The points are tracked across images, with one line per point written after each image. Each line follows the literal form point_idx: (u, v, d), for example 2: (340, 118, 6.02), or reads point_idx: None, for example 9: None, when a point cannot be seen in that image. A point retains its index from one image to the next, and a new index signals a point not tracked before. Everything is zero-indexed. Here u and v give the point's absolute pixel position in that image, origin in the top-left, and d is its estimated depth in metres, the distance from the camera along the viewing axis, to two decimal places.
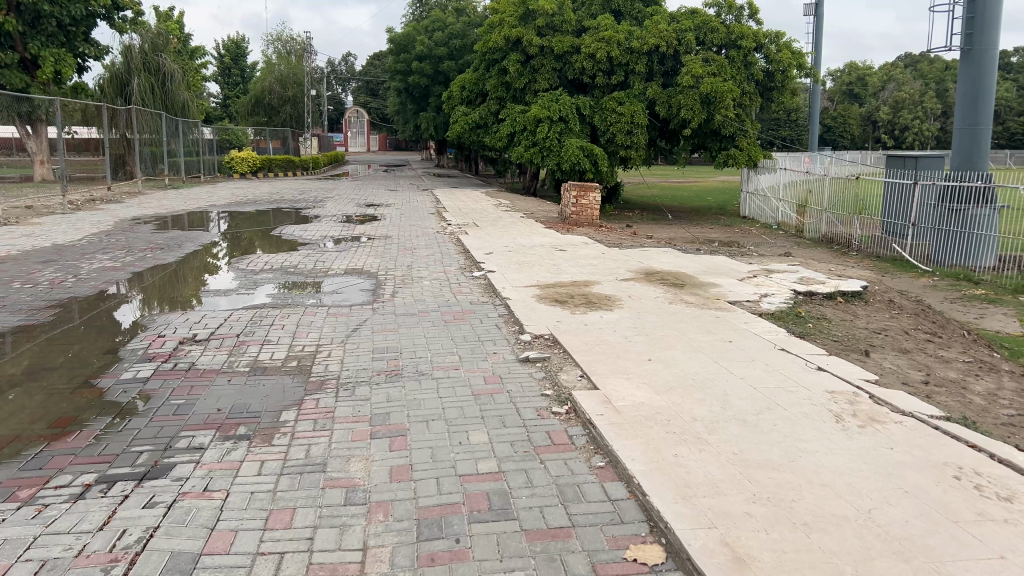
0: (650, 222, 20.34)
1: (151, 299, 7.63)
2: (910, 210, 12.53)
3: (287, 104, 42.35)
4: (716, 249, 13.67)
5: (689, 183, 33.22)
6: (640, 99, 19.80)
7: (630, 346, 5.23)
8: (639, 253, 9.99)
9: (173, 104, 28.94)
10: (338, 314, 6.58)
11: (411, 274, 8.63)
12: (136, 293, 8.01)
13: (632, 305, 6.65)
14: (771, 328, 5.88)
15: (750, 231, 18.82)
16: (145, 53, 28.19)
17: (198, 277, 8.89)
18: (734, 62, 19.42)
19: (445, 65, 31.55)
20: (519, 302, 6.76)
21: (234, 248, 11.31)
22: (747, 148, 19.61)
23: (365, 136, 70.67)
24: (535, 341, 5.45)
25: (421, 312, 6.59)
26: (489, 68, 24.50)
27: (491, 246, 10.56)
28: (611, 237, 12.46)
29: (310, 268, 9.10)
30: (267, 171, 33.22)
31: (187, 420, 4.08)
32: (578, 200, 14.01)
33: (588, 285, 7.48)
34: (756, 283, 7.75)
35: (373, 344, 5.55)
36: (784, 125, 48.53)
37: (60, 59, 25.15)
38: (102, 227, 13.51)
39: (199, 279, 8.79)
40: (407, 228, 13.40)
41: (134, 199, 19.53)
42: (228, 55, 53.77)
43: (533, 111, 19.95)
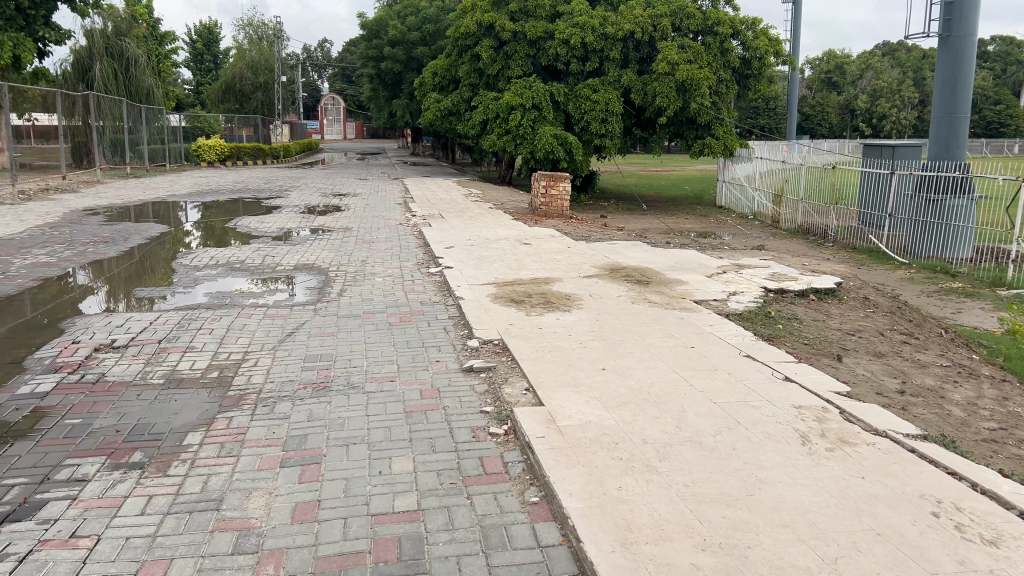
0: (624, 212, 19.92)
1: (117, 292, 7.53)
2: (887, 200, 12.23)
3: (259, 90, 41.54)
4: (689, 241, 13.30)
5: (666, 172, 32.91)
6: (615, 86, 19.37)
7: (584, 352, 4.81)
8: (607, 246, 9.59)
9: (137, 91, 28.06)
10: (276, 316, 6.12)
11: (364, 270, 8.17)
12: (102, 285, 7.90)
13: (591, 305, 6.23)
14: (738, 331, 5.49)
15: (725, 221, 18.48)
16: (108, 37, 27.37)
17: (164, 266, 8.73)
18: (711, 48, 19.02)
19: (418, 51, 30.92)
20: (472, 302, 6.33)
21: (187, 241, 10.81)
22: (724, 136, 19.26)
23: (341, 123, 69.81)
24: (482, 347, 5.02)
25: (366, 314, 6.15)
26: (461, 54, 23.93)
27: (454, 239, 10.10)
28: (581, 229, 12.04)
29: (258, 264, 8.61)
30: (236, 160, 32.48)
31: (77, 444, 3.60)
32: (548, 190, 13.55)
33: (548, 283, 7.06)
34: (725, 280, 7.36)
35: (306, 353, 5.10)
36: (763, 113, 48.35)
37: (18, 43, 24.15)
38: (49, 219, 12.92)
39: (165, 269, 8.64)
40: (370, 220, 12.92)
41: (92, 189, 18.86)
42: (200, 40, 52.76)
43: (506, 98, 19.45)
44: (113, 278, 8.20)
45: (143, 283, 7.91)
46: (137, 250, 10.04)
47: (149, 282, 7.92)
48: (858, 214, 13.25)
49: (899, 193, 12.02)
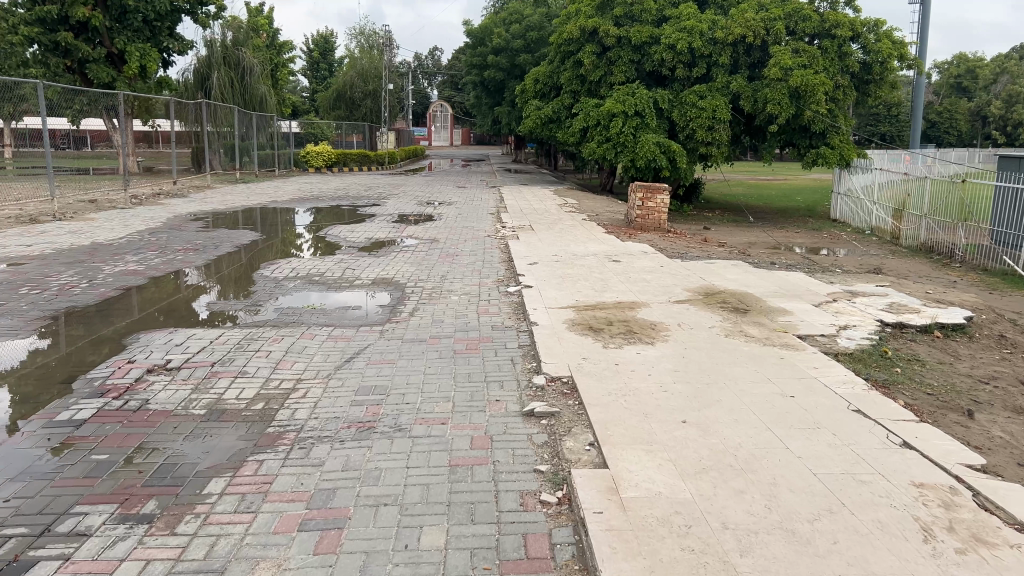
0: (730, 224, 19.00)
1: (229, 291, 7.87)
2: None
3: (369, 98, 42.29)
4: (797, 259, 12.34)
5: (778, 182, 31.41)
6: (722, 92, 18.45)
7: (664, 398, 4.23)
8: (703, 266, 8.89)
9: (251, 99, 28.88)
10: (339, 337, 5.80)
11: (441, 287, 7.81)
12: (214, 284, 8.25)
13: (679, 337, 5.62)
14: (845, 376, 4.78)
15: (839, 236, 17.28)
16: (226, 47, 28.39)
17: (262, 269, 8.95)
18: (828, 53, 17.84)
19: (521, 58, 30.74)
20: (546, 329, 5.83)
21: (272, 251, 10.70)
22: (839, 146, 18.02)
23: (448, 130, 70.71)
24: (548, 386, 4.51)
25: (432, 338, 5.74)
26: (563, 61, 23.48)
27: (540, 254, 9.62)
28: (678, 244, 11.35)
29: (335, 277, 8.37)
30: (342, 166, 33.03)
31: (94, 486, 3.32)
32: (645, 202, 12.91)
33: (633, 309, 6.47)
34: (834, 311, 6.58)
35: (362, 384, 4.72)
36: (884, 120, 45.77)
37: (145, 54, 25.27)
38: (152, 224, 13.22)
39: (264, 270, 8.87)
40: (459, 231, 12.63)
41: (201, 194, 19.42)
42: (317, 49, 54.50)
43: (607, 105, 18.87)
44: (222, 279, 8.53)
45: (223, 295, 7.70)
46: (220, 258, 9.93)
47: (229, 295, 7.71)
48: (990, 231, 12.00)
49: None
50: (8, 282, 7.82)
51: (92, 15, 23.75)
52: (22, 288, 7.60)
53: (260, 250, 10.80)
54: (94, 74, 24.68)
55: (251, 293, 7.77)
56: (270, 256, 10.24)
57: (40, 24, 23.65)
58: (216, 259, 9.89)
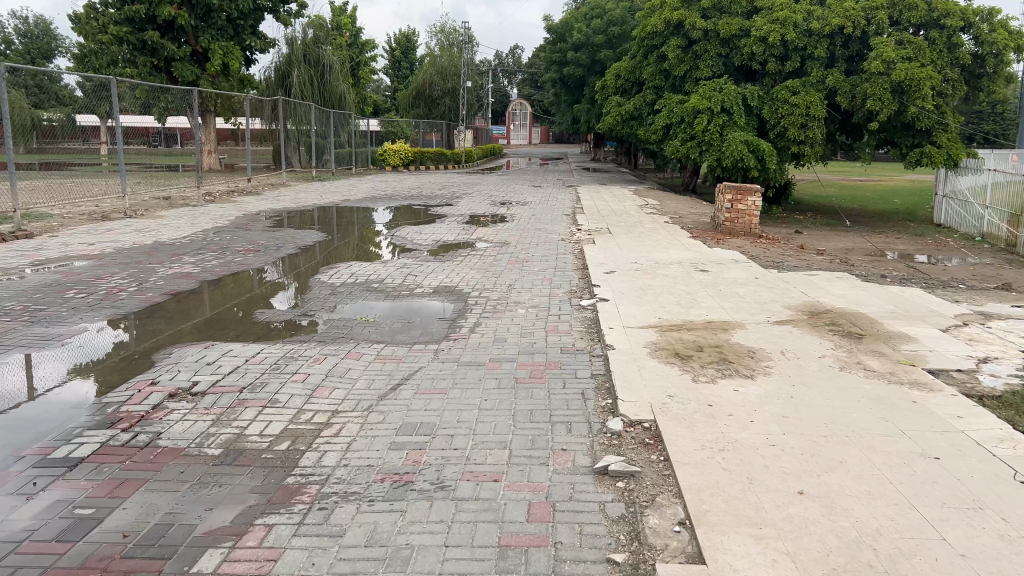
0: (823, 229, 17.71)
1: (303, 294, 7.49)
2: None
3: (447, 95, 41.97)
4: (904, 269, 11.14)
5: (873, 183, 29.54)
6: (817, 87, 17.14)
7: (773, 457, 3.40)
8: (803, 278, 7.91)
9: (330, 97, 28.79)
10: (388, 358, 5.12)
11: (509, 298, 7.12)
12: (289, 285, 7.90)
13: (784, 369, 4.75)
14: (1000, 427, 3.83)
15: (945, 242, 15.84)
16: (307, 45, 28.43)
17: (326, 271, 8.46)
18: (936, 44, 16.33)
19: (602, 54, 29.82)
20: (625, 355, 5.04)
21: (332, 254, 10.12)
22: (946, 144, 16.40)
23: (527, 128, 70.04)
24: (625, 433, 3.74)
25: (492, 362, 5.01)
26: (646, 56, 22.49)
27: (618, 262, 8.80)
28: (772, 252, 10.35)
29: (395, 284, 7.74)
30: (418, 165, 32.70)
31: (66, 555, 2.72)
32: (734, 204, 11.90)
33: (725, 332, 5.62)
34: (969, 338, 5.57)
35: (404, 420, 4.02)
36: (989, 118, 42.83)
37: (228, 52, 25.46)
38: (221, 222, 12.94)
39: (331, 271, 8.43)
40: (533, 234, 11.90)
41: (275, 192, 19.23)
42: (398, 48, 54.70)
43: (692, 101, 17.84)
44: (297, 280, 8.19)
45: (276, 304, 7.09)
46: (276, 261, 9.42)
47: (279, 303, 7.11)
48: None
49: None
50: (58, 285, 7.48)
51: (178, 13, 24.03)
52: (68, 292, 7.21)
53: (322, 253, 10.26)
54: (179, 72, 24.98)
55: (309, 300, 7.24)
56: (330, 259, 9.67)
57: (129, 23, 24.03)
58: (269, 262, 9.37)
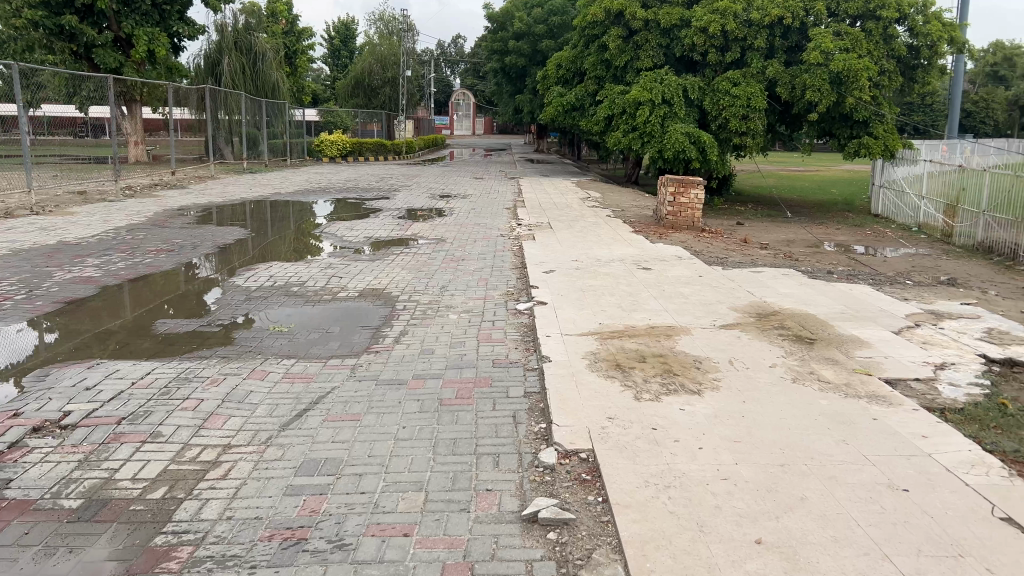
0: (765, 220, 17.63)
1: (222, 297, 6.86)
2: None
3: (387, 85, 41.01)
4: (846, 263, 10.99)
5: (811, 173, 29.80)
6: (757, 78, 16.97)
7: (725, 494, 2.99)
8: (749, 275, 7.58)
9: (263, 86, 27.69)
10: (297, 377, 4.56)
11: (441, 302, 6.61)
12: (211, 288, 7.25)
13: (734, 383, 4.36)
14: (969, 449, 3.49)
15: (884, 233, 15.86)
16: (238, 32, 27.25)
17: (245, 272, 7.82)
18: (873, 36, 16.27)
19: (543, 43, 29.42)
20: (562, 368, 4.58)
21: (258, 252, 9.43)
22: (884, 136, 16.46)
23: (470, 119, 69.29)
24: (559, 467, 3.29)
25: (415, 379, 4.49)
26: (587, 45, 22.12)
27: (557, 260, 8.35)
28: (716, 246, 10.06)
29: (317, 287, 7.14)
30: (357, 156, 31.78)
31: None
32: (676, 198, 11.58)
33: (670, 339, 5.21)
34: (924, 342, 5.26)
35: (306, 456, 3.49)
36: (919, 110, 43.89)
37: (153, 38, 24.19)
38: (137, 219, 12.08)
39: (252, 272, 7.80)
40: (471, 229, 11.39)
41: (202, 185, 18.28)
42: (337, 36, 53.36)
43: (633, 92, 17.48)
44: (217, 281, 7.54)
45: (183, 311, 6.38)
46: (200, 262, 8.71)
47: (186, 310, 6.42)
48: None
49: None
50: None
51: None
52: None
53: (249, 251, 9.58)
54: (101, 59, 23.63)
55: (221, 305, 6.59)
56: (259, 256, 9.02)
57: (45, 7, 22.58)
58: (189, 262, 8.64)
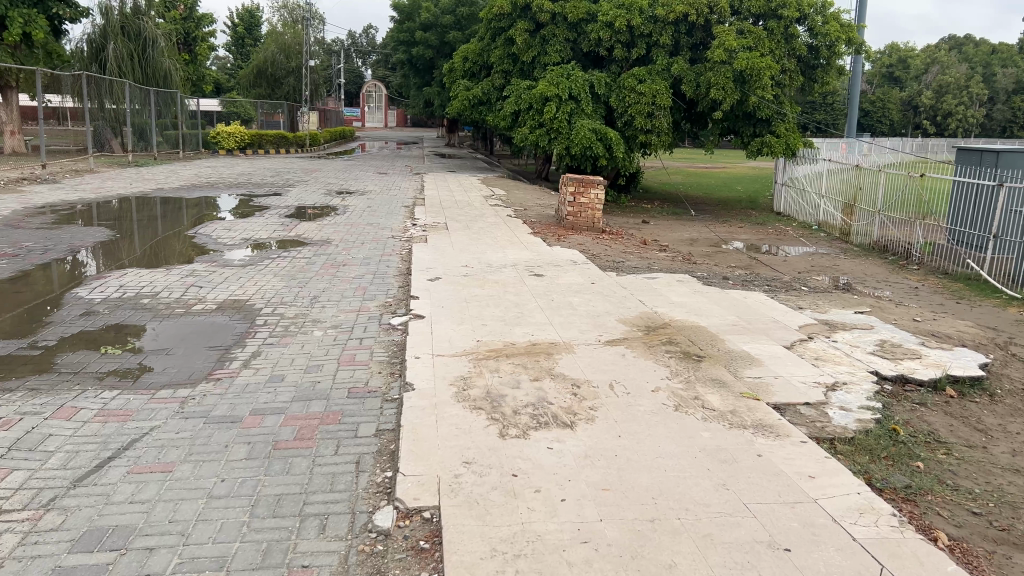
0: (671, 218, 17.53)
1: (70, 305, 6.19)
2: (993, 219, 10.01)
3: (291, 75, 39.57)
4: (745, 265, 10.89)
5: (717, 170, 30.25)
6: (663, 75, 16.81)
7: (583, 565, 2.54)
8: (643, 282, 7.23)
9: (154, 73, 26.09)
10: (112, 415, 3.89)
11: (310, 316, 6.00)
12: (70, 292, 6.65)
13: (613, 412, 3.93)
14: (858, 491, 3.16)
15: (785, 231, 15.96)
16: (126, 16, 25.56)
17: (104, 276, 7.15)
18: (773, 35, 16.32)
19: (451, 35, 28.84)
20: (423, 398, 4.05)
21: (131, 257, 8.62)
22: (785, 134, 16.58)
23: (382, 111, 67.85)
24: (395, 534, 2.79)
25: (251, 416, 3.90)
26: (494, 38, 21.63)
27: (445, 265, 7.85)
28: (615, 249, 9.75)
29: (170, 300, 6.42)
30: (257, 148, 30.45)
31: None
32: (576, 198, 11.23)
33: (549, 359, 4.77)
34: (816, 358, 4.98)
35: (91, 524, 2.87)
36: (820, 109, 45.32)
37: (30, 21, 22.35)
38: None
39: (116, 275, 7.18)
40: (361, 230, 10.75)
41: (76, 180, 16.91)
42: (241, 24, 51.33)
43: (539, 88, 17.07)
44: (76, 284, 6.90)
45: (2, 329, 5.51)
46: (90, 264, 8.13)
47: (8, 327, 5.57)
48: (947, 229, 11.04)
49: (1009, 209, 9.90)
50: None
51: None
52: None
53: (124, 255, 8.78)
54: None
55: (56, 320, 5.80)
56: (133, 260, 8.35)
57: None
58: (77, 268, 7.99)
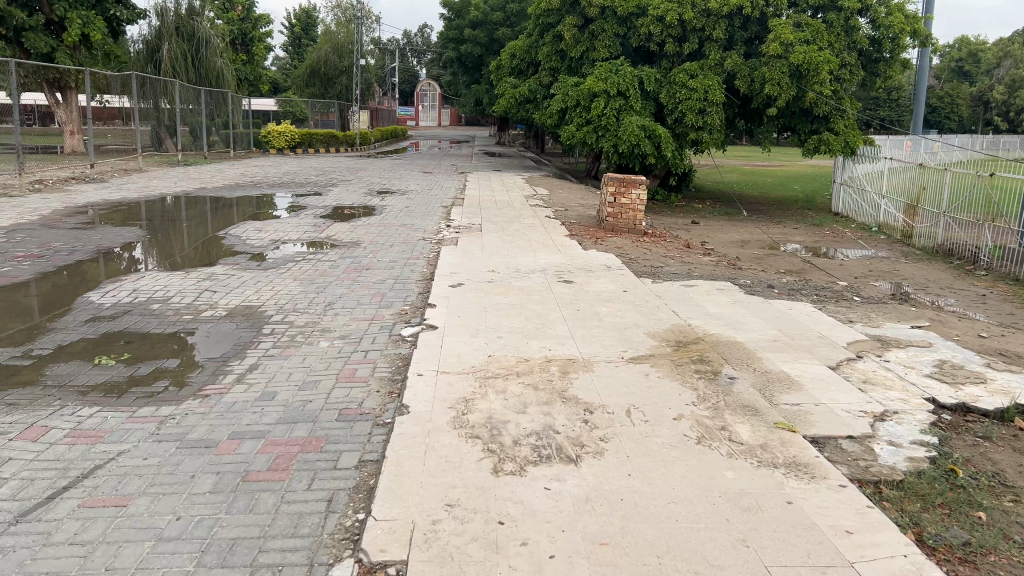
0: (722, 218, 16.87)
1: (78, 310, 6.00)
2: None
3: (344, 74, 39.66)
4: (796, 270, 10.28)
5: (774, 168, 29.35)
6: (716, 70, 16.15)
7: None
8: (680, 291, 6.73)
9: (207, 73, 26.33)
10: (82, 436, 3.61)
11: (318, 325, 5.68)
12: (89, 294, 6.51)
13: (626, 444, 3.48)
14: (904, 553, 2.67)
15: (841, 233, 15.19)
16: (180, 17, 25.84)
17: (120, 280, 6.99)
18: (833, 27, 15.53)
19: (500, 33, 28.54)
20: (414, 423, 3.66)
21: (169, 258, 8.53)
22: (845, 132, 15.75)
23: (436, 110, 68.04)
24: None
25: (229, 441, 3.58)
26: (542, 35, 21.19)
27: (471, 269, 7.47)
28: (655, 252, 9.26)
29: (181, 305, 6.19)
30: (307, 147, 30.56)
31: None
32: (616, 199, 10.75)
33: (563, 378, 4.34)
34: (866, 382, 4.45)
35: (19, 571, 2.56)
36: (884, 105, 43.73)
37: (88, 22, 22.69)
38: (27, 219, 10.91)
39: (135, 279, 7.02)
40: (393, 231, 10.45)
41: (124, 179, 17.04)
42: (298, 24, 51.93)
43: (587, 83, 16.58)
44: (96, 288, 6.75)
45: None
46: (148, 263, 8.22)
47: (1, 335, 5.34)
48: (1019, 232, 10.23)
49: None
50: None
51: None
52: None
53: (175, 254, 8.78)
54: (32, 43, 22.06)
55: (60, 326, 5.61)
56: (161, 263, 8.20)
57: None
58: (120, 268, 7.93)
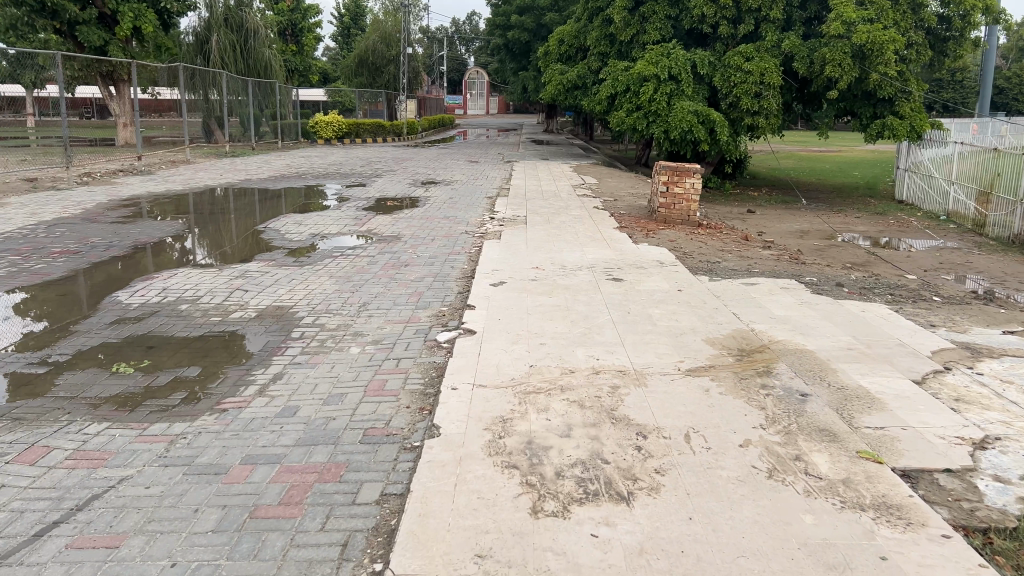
0: (780, 207, 16.14)
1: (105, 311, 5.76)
2: None
3: (391, 64, 39.44)
4: (863, 263, 9.63)
5: (832, 153, 28.27)
6: (773, 52, 15.39)
7: None
8: (740, 290, 6.21)
9: (256, 64, 26.28)
10: (85, 459, 3.31)
11: (350, 328, 5.32)
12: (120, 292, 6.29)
13: (685, 478, 3.02)
14: None
15: (907, 221, 14.38)
16: (229, 8, 25.81)
17: (153, 277, 6.76)
18: (899, 4, 14.64)
19: (547, 18, 27.99)
20: (444, 448, 3.26)
21: (215, 250, 8.33)
22: (910, 115, 14.84)
23: (483, 98, 67.61)
24: None
25: (241, 466, 3.24)
26: (591, 19, 20.59)
27: (515, 266, 7.05)
28: (710, 245, 8.74)
29: (210, 305, 5.91)
30: (354, 137, 30.44)
31: None
32: (669, 188, 10.21)
33: (612, 394, 3.90)
34: (958, 399, 3.91)
35: None
36: (949, 86, 41.95)
37: (139, 15, 22.68)
38: (70, 212, 10.82)
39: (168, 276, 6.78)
40: (436, 224, 10.09)
41: (171, 172, 17.00)
42: (347, 14, 51.86)
43: (637, 68, 15.96)
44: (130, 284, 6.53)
45: (16, 339, 5.05)
46: (196, 254, 8.04)
47: (22, 338, 5.11)
48: None
49: None
50: None
51: None
52: None
53: (222, 246, 8.58)
54: (85, 37, 22.14)
55: (85, 327, 5.37)
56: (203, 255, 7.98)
57: None
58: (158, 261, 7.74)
